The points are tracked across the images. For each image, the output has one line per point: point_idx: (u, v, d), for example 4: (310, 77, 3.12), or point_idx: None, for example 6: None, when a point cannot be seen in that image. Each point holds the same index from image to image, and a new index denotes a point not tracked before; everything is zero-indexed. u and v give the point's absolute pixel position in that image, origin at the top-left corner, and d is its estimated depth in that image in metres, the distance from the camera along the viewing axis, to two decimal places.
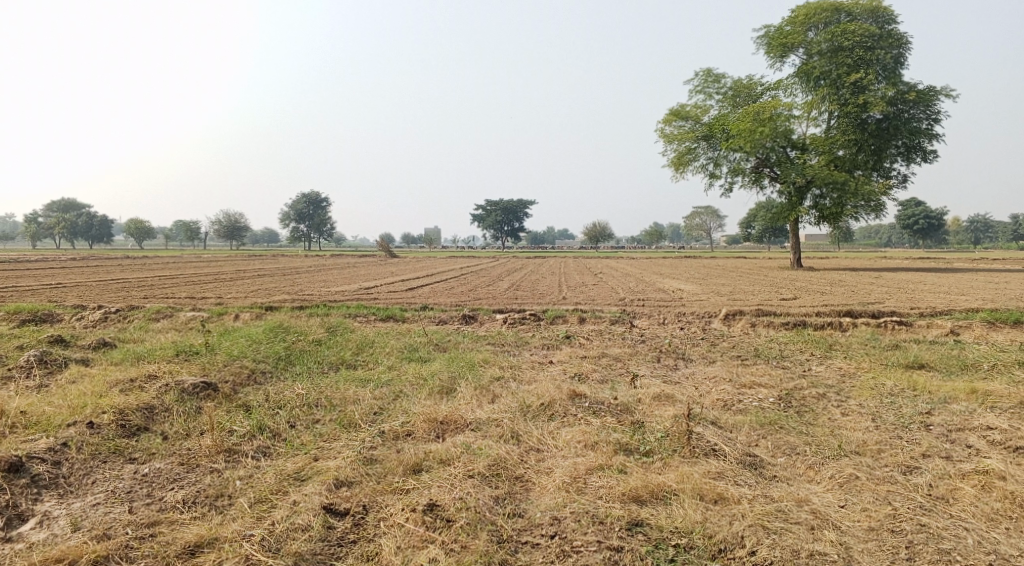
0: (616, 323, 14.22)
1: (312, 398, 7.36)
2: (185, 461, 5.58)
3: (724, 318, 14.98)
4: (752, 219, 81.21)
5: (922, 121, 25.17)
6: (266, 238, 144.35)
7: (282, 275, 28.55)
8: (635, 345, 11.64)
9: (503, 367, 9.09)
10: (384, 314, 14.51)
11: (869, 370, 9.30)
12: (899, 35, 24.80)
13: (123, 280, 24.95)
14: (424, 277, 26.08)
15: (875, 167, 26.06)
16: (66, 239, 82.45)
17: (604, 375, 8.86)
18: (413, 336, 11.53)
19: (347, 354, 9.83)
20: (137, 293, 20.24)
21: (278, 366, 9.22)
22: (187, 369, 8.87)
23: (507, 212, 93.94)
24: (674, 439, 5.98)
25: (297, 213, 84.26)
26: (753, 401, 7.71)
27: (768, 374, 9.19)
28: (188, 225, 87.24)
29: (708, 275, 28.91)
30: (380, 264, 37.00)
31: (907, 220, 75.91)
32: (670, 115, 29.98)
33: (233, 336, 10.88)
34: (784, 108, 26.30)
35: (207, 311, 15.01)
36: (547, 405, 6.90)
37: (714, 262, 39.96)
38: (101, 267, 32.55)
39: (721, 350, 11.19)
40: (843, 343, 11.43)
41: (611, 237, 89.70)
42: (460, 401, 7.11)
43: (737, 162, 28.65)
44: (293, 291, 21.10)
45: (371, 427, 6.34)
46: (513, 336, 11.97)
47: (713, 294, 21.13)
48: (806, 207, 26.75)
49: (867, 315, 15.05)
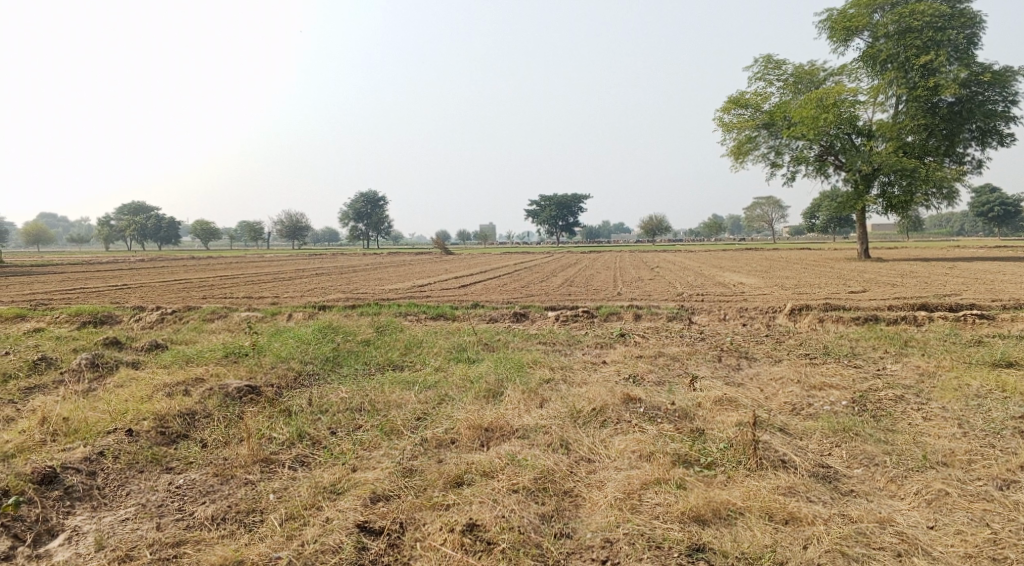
0: (673, 319, 13.61)
1: (355, 402, 7.16)
2: (219, 472, 5.59)
3: (789, 313, 14.15)
4: (815, 208, 78.07)
5: (999, 103, 23.42)
6: (326, 238, 148.15)
7: (338, 274, 28.91)
8: (693, 343, 11.06)
9: (553, 368, 8.70)
10: (433, 312, 14.32)
11: (953, 368, 8.45)
12: (973, 14, 23.03)
13: (186, 281, 25.71)
14: (476, 274, 25.89)
15: (947, 153, 24.45)
16: (139, 241, 86.28)
17: (660, 377, 8.36)
18: (461, 335, 11.27)
19: (394, 355, 9.64)
20: (198, 293, 20.76)
21: (325, 368, 9.10)
22: (234, 372, 8.87)
23: (561, 207, 93.23)
24: (737, 447, 5.46)
25: (355, 212, 85.79)
26: (823, 403, 7.07)
27: (839, 374, 8.48)
28: (252, 226, 90.04)
29: (770, 267, 27.78)
30: (434, 261, 37.09)
31: (983, 207, 71.49)
32: (728, 103, 28.86)
33: (282, 337, 10.86)
34: (848, 93, 24.90)
35: (260, 311, 15.17)
36: (600, 409, 6.47)
37: (776, 254, 38.44)
38: (167, 269, 33.71)
39: (786, 348, 10.47)
40: (921, 339, 10.52)
41: (667, 230, 87.89)
42: (506, 406, 6.75)
43: (800, 151, 27.37)
44: (348, 290, 21.24)
45: (413, 434, 6.07)
46: (564, 334, 11.56)
47: (775, 287, 20.17)
48: (873, 196, 25.33)
49: (945, 308, 13.94)
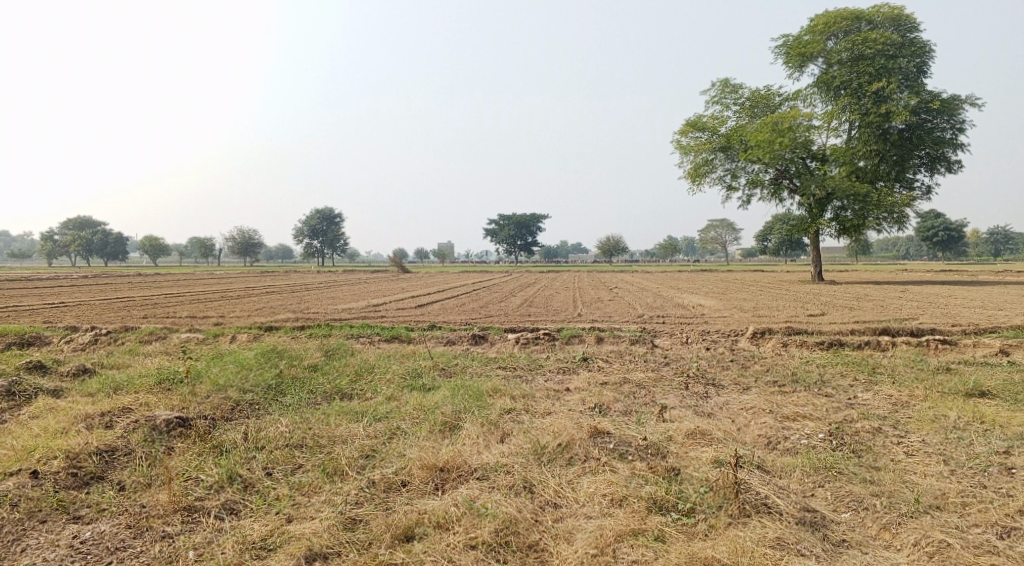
0: (637, 343, 13.22)
1: (296, 437, 6.48)
2: (133, 524, 4.85)
3: (752, 337, 13.94)
4: (768, 231, 79.89)
5: (947, 131, 24.11)
6: (280, 254, 145.23)
7: (290, 292, 27.88)
8: (658, 369, 10.67)
9: (515, 397, 8.16)
10: (389, 334, 13.63)
11: (925, 398, 8.25)
12: (922, 44, 23.69)
13: (127, 299, 24.33)
14: (434, 293, 25.22)
15: (897, 177, 24.97)
16: (82, 257, 82.70)
17: (627, 406, 7.91)
18: (417, 360, 10.64)
19: (343, 382, 8.97)
20: (138, 311, 19.57)
21: (267, 397, 8.36)
22: (165, 401, 8.06)
23: (520, 227, 93.27)
24: (718, 490, 5.05)
25: (310, 229, 84.15)
26: (799, 437, 6.72)
27: (811, 403, 8.17)
28: (202, 242, 87.27)
29: (728, 289, 27.83)
30: (390, 280, 36.22)
31: (926, 231, 74.13)
32: (686, 126, 29.07)
33: (222, 362, 10.04)
34: (803, 118, 25.29)
35: (202, 332, 14.22)
36: (566, 445, 5.95)
37: (731, 276, 38.80)
38: (107, 285, 32.01)
39: (754, 374, 10.17)
40: (887, 366, 10.35)
41: (625, 251, 88.66)
42: (464, 442, 6.19)
43: (756, 173, 27.66)
44: (299, 309, 20.35)
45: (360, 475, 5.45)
46: (525, 359, 11.03)
47: (736, 309, 20.08)
48: (826, 220, 25.67)
49: (905, 332, 13.95)
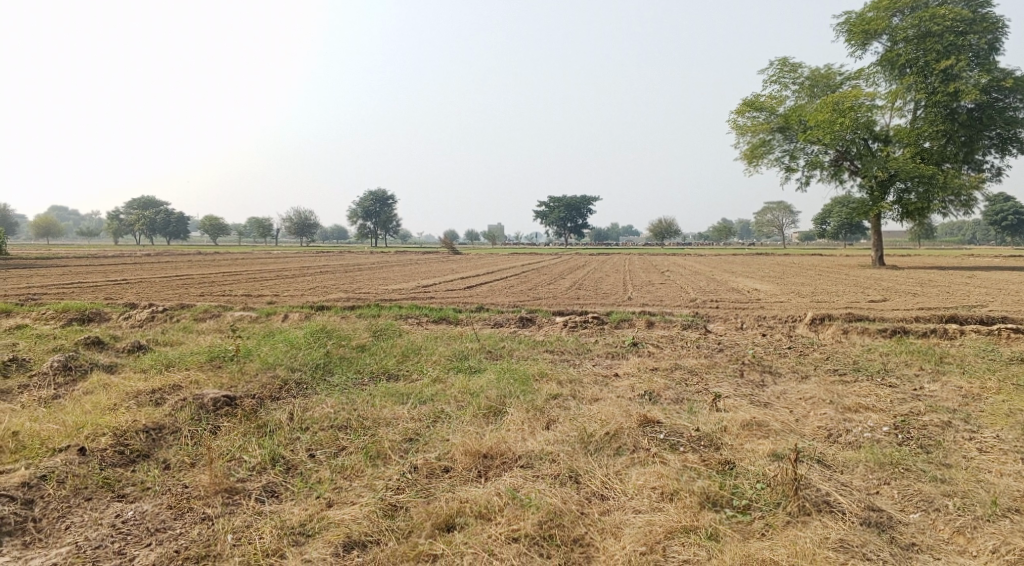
0: (689, 328, 12.82)
1: (340, 418, 6.47)
2: (175, 505, 5.13)
3: (810, 323, 13.34)
4: (827, 213, 77.01)
5: (1021, 110, 22.58)
6: (334, 235, 148.12)
7: (343, 272, 28.29)
8: (711, 355, 10.31)
9: (562, 382, 7.97)
10: (436, 316, 13.60)
11: (1001, 390, 7.65)
12: (995, 19, 22.15)
13: (187, 278, 25.12)
14: (483, 275, 25.14)
15: (965, 159, 23.54)
16: (148, 236, 86.10)
17: (678, 394, 7.62)
18: (463, 342, 10.55)
19: (388, 363, 8.93)
20: (197, 290, 20.16)
21: (313, 377, 8.40)
22: (216, 379, 8.19)
23: (570, 209, 92.42)
24: (776, 487, 4.75)
25: (362, 211, 85.36)
26: (861, 429, 6.30)
27: (875, 394, 7.69)
28: (259, 223, 89.59)
29: (785, 274, 26.90)
30: (441, 261, 36.38)
31: (995, 215, 70.20)
32: (742, 106, 28.05)
33: (272, 340, 10.17)
34: (865, 97, 24.05)
35: (255, 311, 14.50)
36: (614, 434, 5.73)
37: (789, 259, 37.51)
38: (170, 264, 33.15)
39: (812, 362, 9.68)
40: (958, 355, 9.70)
41: (677, 233, 86.91)
42: (508, 428, 6.03)
43: (815, 155, 26.50)
44: (350, 290, 20.59)
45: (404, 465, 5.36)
46: (572, 343, 10.81)
47: (793, 294, 19.34)
48: (889, 203, 24.46)
49: (976, 320, 13.11)
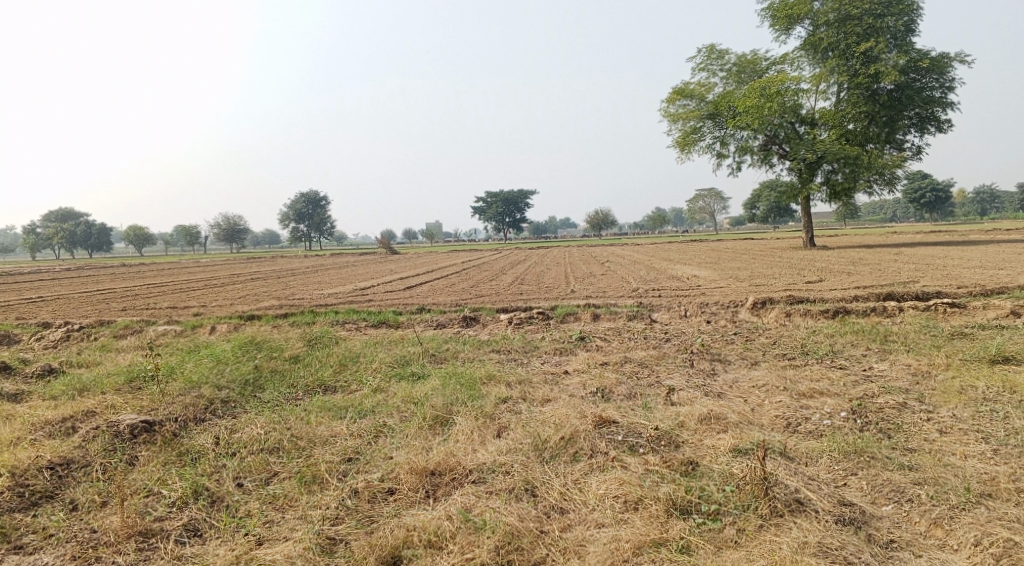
0: (635, 319, 12.67)
1: (272, 440, 5.90)
2: (80, 555, 4.54)
3: (752, 307, 13.41)
4: (756, 199, 79.46)
5: (936, 90, 23.47)
6: (267, 240, 143.49)
7: (276, 278, 27.18)
8: (660, 345, 10.14)
9: (511, 383, 7.59)
10: (376, 319, 13.00)
11: (947, 367, 7.75)
12: (909, 1, 22.90)
13: (106, 291, 23.54)
14: (423, 274, 24.47)
15: (887, 139, 24.39)
16: (64, 249, 81.06)
17: (631, 389, 7.37)
18: (405, 346, 10.03)
19: (325, 374, 8.35)
20: (116, 304, 18.83)
21: (242, 393, 7.75)
22: (133, 402, 7.45)
23: (508, 203, 92.23)
24: (747, 488, 4.62)
25: (295, 213, 82.79)
26: (820, 416, 6.20)
27: (827, 378, 7.65)
28: (186, 230, 85.71)
29: (721, 259, 27.37)
30: (379, 262, 35.49)
31: (913, 194, 73.82)
32: (673, 94, 28.32)
33: (196, 356, 9.39)
34: (791, 81, 24.61)
35: (180, 324, 13.53)
36: (569, 437, 5.39)
37: (722, 245, 38.30)
38: (87, 278, 31.09)
39: (760, 347, 9.63)
40: (899, 333, 9.85)
41: (614, 224, 87.94)
42: (456, 439, 5.62)
43: (745, 140, 27.00)
44: (282, 296, 19.68)
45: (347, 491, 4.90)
46: (519, 340, 10.44)
47: (731, 279, 19.57)
48: (817, 185, 25.09)
49: (910, 296, 13.47)
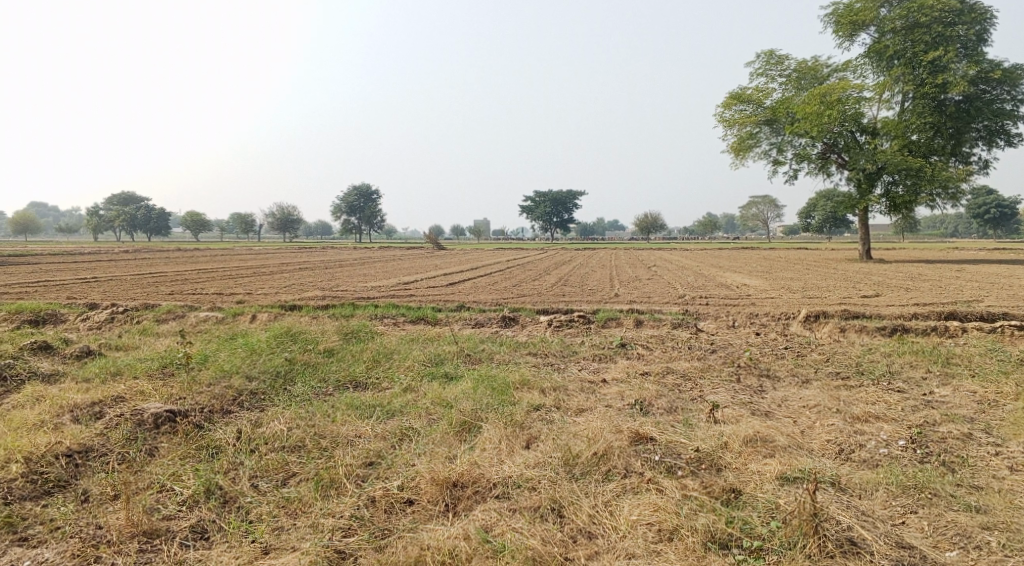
0: (679, 327, 12.19)
1: (294, 438, 5.76)
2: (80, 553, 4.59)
3: (804, 321, 12.76)
4: (811, 208, 77.15)
5: (1008, 102, 22.13)
6: (318, 231, 146.35)
7: (323, 268, 27.51)
8: (703, 357, 9.67)
9: (545, 390, 7.29)
10: (413, 315, 12.87)
11: (1019, 396, 7.08)
12: (983, 9, 21.65)
13: (159, 274, 24.18)
14: (466, 271, 24.33)
15: (953, 152, 23.10)
16: (127, 232, 84.20)
17: (671, 403, 6.98)
18: (439, 345, 9.83)
19: (356, 369, 8.19)
20: (166, 288, 19.27)
21: (272, 386, 7.65)
22: (164, 389, 7.43)
23: (556, 203, 91.74)
24: (793, 523, 4.21)
25: (346, 206, 84.15)
26: (876, 443, 5.69)
27: (884, 401, 7.09)
28: (242, 218, 88.06)
29: (773, 268, 26.45)
30: (426, 257, 35.59)
31: (979, 208, 70.46)
32: (729, 99, 27.49)
33: (232, 345, 9.38)
34: (853, 89, 23.55)
35: (222, 311, 13.66)
36: (603, 453, 5.06)
37: (774, 253, 37.15)
38: (144, 260, 32.10)
39: (811, 364, 9.07)
40: (963, 355, 9.15)
41: (662, 228, 86.55)
42: (483, 449, 5.37)
43: (803, 147, 26.00)
44: (326, 287, 19.80)
45: (365, 504, 4.73)
46: (556, 344, 10.11)
47: (783, 290, 18.80)
48: (876, 196, 23.98)
49: (975, 317, 12.59)
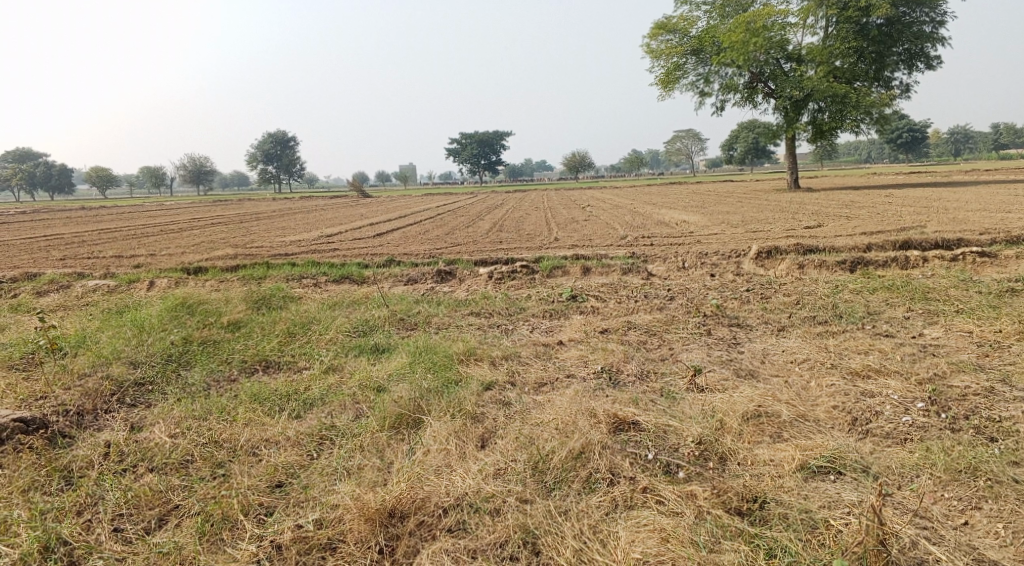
0: (630, 272, 11.23)
1: (179, 451, 4.42)
2: None
3: (756, 257, 11.97)
4: (733, 140, 78.09)
5: (927, 25, 21.88)
6: (235, 182, 139.11)
7: (238, 223, 25.19)
8: (665, 305, 8.73)
9: (496, 361, 6.16)
10: (337, 274, 11.34)
11: (1018, 337, 6.50)
12: None
13: (51, 237, 21.33)
14: (393, 220, 22.65)
15: (876, 77, 22.75)
16: (22, 191, 76.78)
17: (643, 367, 5.98)
18: (369, 309, 8.47)
19: (266, 346, 6.77)
20: (54, 252, 16.91)
21: (162, 372, 6.15)
22: (19, 386, 5.81)
23: (484, 144, 89.29)
24: (859, 553, 3.72)
25: (264, 154, 79.29)
26: (893, 410, 4.95)
27: (877, 350, 6.33)
28: (151, 172, 81.72)
29: (708, 203, 25.91)
30: (348, 205, 33.32)
31: (891, 135, 72.81)
32: (655, 28, 26.21)
33: (114, 321, 7.67)
34: (779, 15, 22.67)
35: (114, 277, 11.68)
36: (580, 452, 4.29)
37: (703, 188, 36.78)
38: (34, 220, 28.74)
39: (781, 307, 8.28)
40: (937, 289, 8.54)
41: (591, 166, 85.76)
42: (426, 453, 4.32)
43: (730, 78, 25.21)
44: (239, 244, 17.88)
45: (272, 557, 3.74)
46: (500, 301, 8.93)
47: (725, 225, 18.15)
48: (803, 124, 23.43)
49: (929, 245, 12.15)
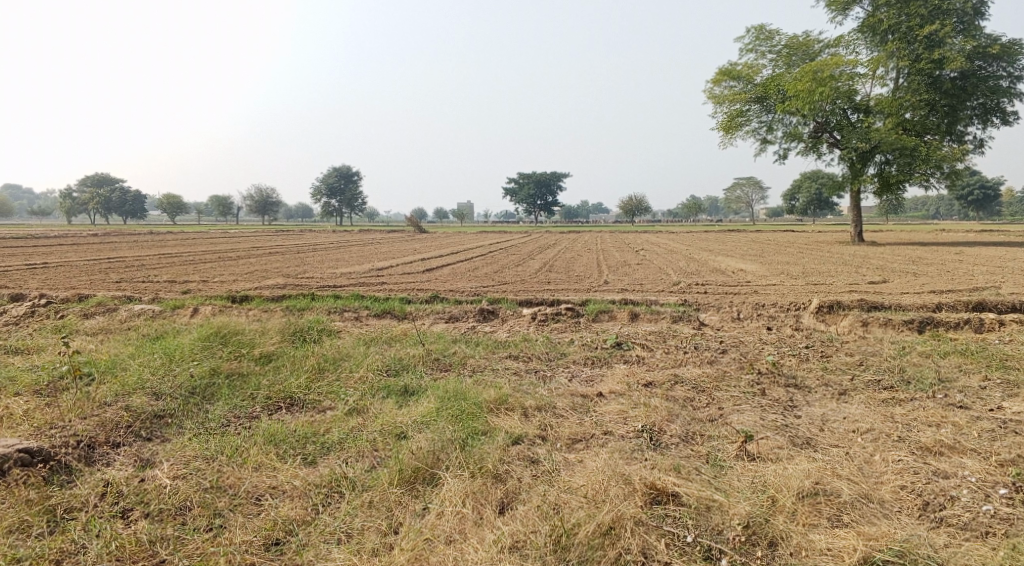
0: (680, 321, 10.68)
1: (177, 497, 4.39)
2: None
3: (817, 311, 11.25)
4: (795, 190, 76.33)
5: (1004, 79, 20.73)
6: (299, 213, 143.87)
7: (294, 253, 25.56)
8: (715, 357, 8.17)
9: (528, 411, 5.75)
10: (379, 308, 11.19)
11: None
12: None
13: (115, 260, 22.08)
14: (444, 256, 22.60)
15: (948, 130, 21.63)
16: (101, 215, 81.03)
17: (687, 428, 5.47)
18: (404, 346, 8.20)
19: (293, 382, 6.52)
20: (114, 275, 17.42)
21: (183, 405, 5.98)
22: (41, 412, 5.74)
23: (540, 185, 89.85)
24: None
25: (328, 188, 81.78)
26: (974, 496, 4.34)
27: (951, 423, 5.64)
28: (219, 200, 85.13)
29: (767, 251, 25.08)
30: (403, 240, 33.64)
31: (963, 192, 69.83)
32: (719, 74, 25.85)
33: (149, 347, 7.61)
34: (847, 65, 21.92)
35: (162, 302, 11.80)
36: (609, 528, 4.01)
37: (763, 236, 35.68)
38: (105, 242, 29.98)
39: (843, 367, 7.61)
40: (1020, 357, 7.72)
41: (646, 211, 85.11)
42: (439, 515, 4.16)
43: (793, 126, 24.52)
44: (289, 274, 18.04)
45: None
46: (540, 344, 8.54)
47: (783, 276, 17.36)
48: (869, 176, 22.44)
49: (1007, 307, 11.19)
